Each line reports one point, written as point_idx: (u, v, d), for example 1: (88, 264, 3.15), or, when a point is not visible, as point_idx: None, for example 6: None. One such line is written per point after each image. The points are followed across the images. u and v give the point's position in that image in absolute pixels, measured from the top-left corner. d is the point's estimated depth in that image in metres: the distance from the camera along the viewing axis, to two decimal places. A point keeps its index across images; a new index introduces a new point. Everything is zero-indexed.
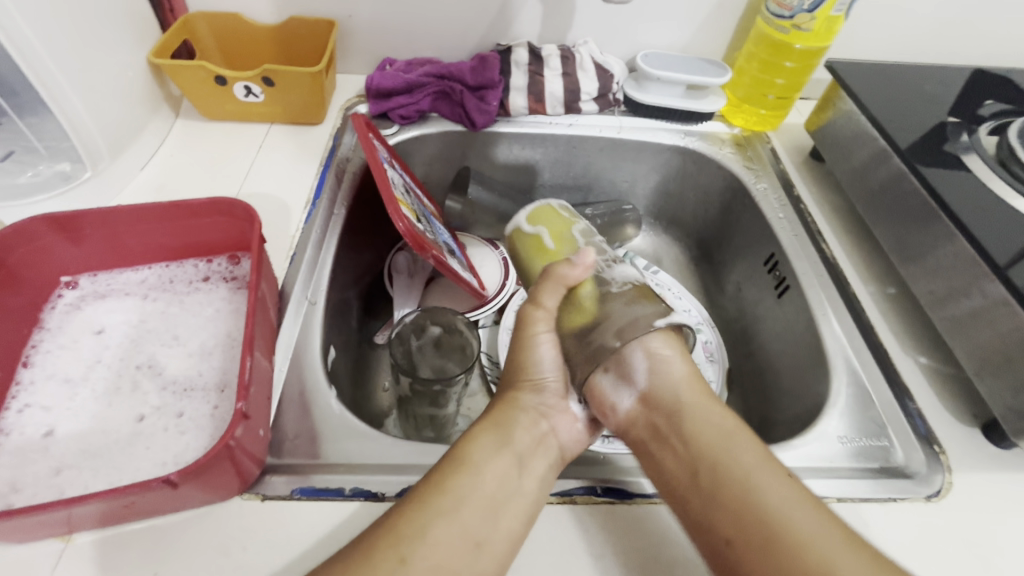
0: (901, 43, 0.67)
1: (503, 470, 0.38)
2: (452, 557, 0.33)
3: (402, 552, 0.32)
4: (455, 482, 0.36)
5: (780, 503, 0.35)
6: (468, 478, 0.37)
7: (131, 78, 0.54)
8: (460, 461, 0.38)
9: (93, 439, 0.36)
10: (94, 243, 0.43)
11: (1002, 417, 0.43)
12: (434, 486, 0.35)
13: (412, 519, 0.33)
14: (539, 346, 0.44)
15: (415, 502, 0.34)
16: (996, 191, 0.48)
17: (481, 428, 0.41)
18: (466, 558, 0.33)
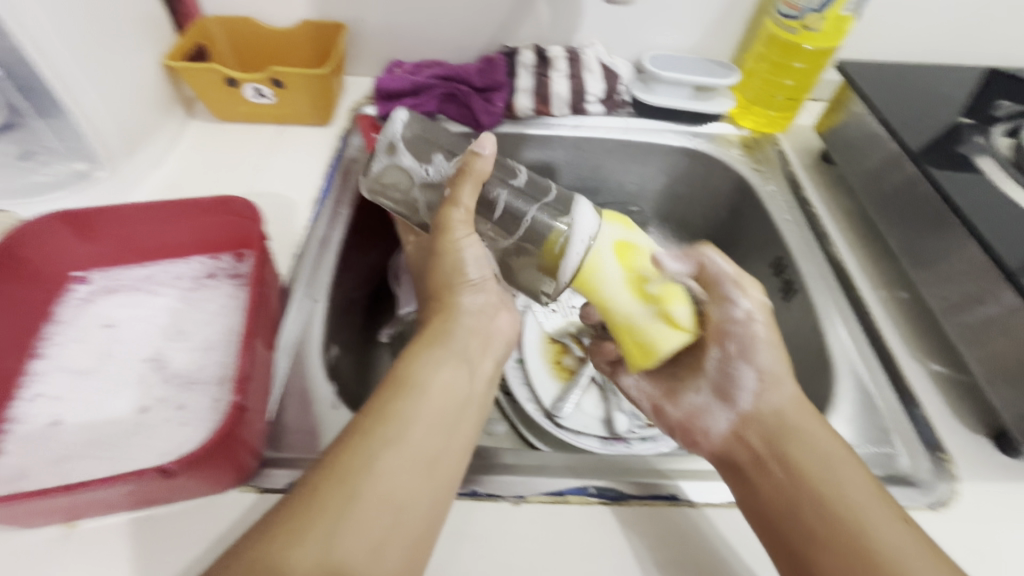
0: (916, 43, 0.66)
1: (445, 388, 0.38)
2: (409, 484, 0.32)
3: (359, 485, 0.31)
4: (401, 406, 0.35)
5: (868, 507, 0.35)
6: (412, 399, 0.36)
7: (146, 79, 0.56)
8: (403, 382, 0.37)
9: (99, 429, 0.37)
10: (105, 239, 0.44)
11: (1013, 425, 0.42)
12: (389, 402, 0.35)
13: (370, 455, 0.32)
14: (467, 250, 0.41)
15: (372, 431, 0.34)
16: (1009, 194, 0.47)
17: (420, 348, 0.40)
18: (421, 486, 0.33)
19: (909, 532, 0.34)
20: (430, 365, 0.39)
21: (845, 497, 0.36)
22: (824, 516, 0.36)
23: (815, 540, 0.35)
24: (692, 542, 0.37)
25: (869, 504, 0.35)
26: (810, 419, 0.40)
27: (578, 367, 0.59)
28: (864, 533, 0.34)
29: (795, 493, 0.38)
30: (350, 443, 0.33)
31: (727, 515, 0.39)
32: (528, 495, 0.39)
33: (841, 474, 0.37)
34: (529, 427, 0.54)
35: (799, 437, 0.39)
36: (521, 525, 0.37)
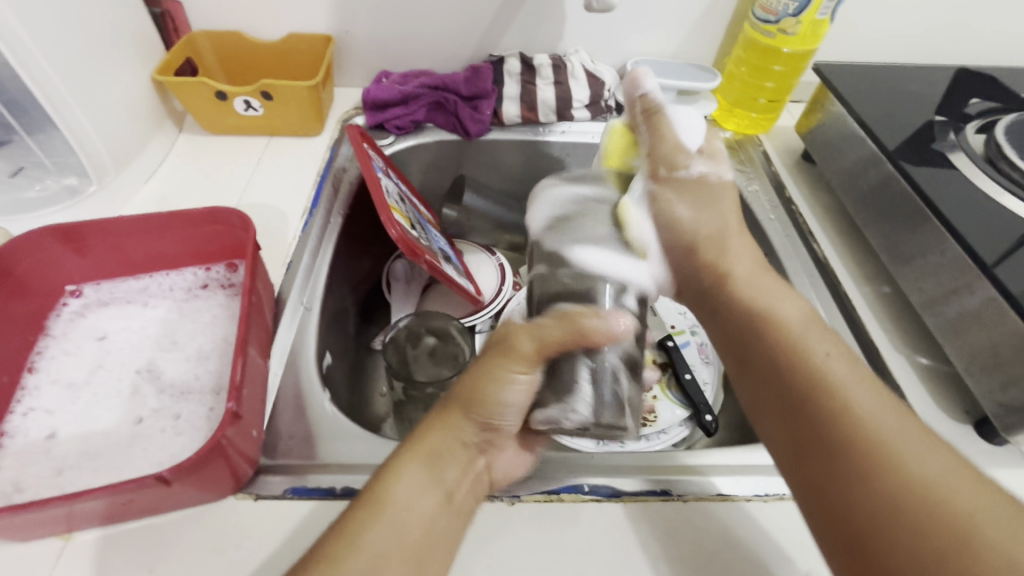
0: (890, 44, 0.68)
1: (461, 436, 0.36)
2: (427, 520, 0.33)
3: (382, 519, 0.32)
4: (373, 530, 0.31)
5: (878, 413, 0.32)
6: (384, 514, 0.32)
7: (136, 94, 0.57)
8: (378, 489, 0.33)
9: (94, 440, 0.37)
10: (97, 252, 0.44)
11: (993, 413, 0.43)
12: (357, 516, 0.32)
13: (395, 472, 0.34)
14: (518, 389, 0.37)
15: (406, 456, 0.35)
16: (982, 189, 0.48)
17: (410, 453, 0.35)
18: (438, 520, 0.34)
19: (878, 395, 0.33)
20: (454, 416, 0.36)
21: (815, 366, 0.36)
22: (783, 388, 0.36)
23: (777, 411, 0.36)
24: (686, 536, 0.37)
25: (844, 375, 0.35)
26: (773, 288, 0.42)
27: None
28: (819, 381, 0.35)
29: (750, 361, 0.39)
30: (390, 473, 0.34)
31: (720, 507, 0.39)
32: (522, 494, 0.39)
33: (798, 341, 0.38)
34: None
35: (769, 320, 0.39)
36: (515, 525, 0.37)
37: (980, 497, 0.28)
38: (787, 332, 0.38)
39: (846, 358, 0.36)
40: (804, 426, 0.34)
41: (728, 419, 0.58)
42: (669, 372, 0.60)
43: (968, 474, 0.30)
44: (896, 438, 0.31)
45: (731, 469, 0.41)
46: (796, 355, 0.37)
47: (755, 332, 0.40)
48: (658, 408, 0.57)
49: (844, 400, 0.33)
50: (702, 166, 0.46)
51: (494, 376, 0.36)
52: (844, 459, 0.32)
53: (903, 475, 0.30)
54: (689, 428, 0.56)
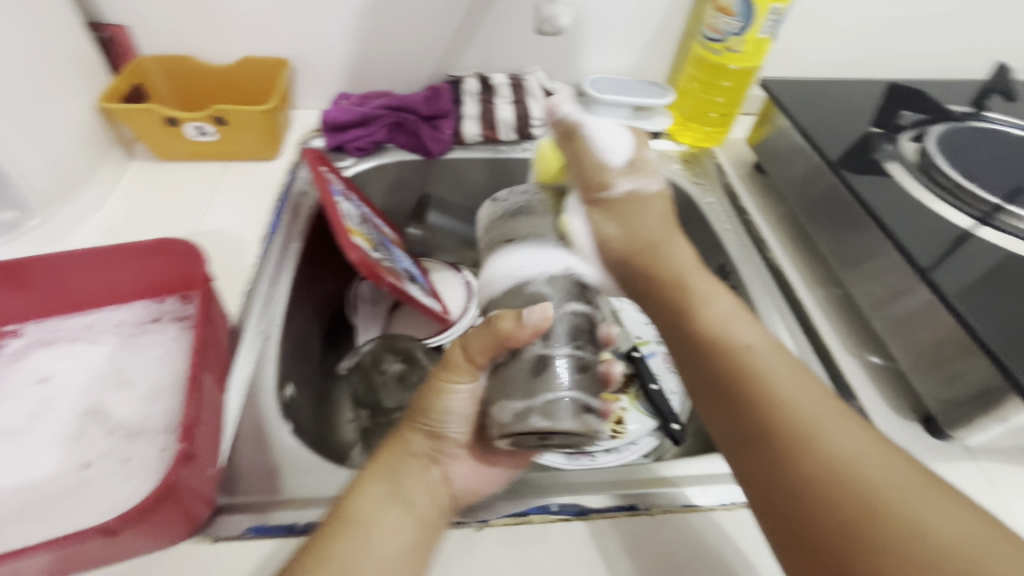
0: (829, 59, 0.71)
1: (409, 455, 0.39)
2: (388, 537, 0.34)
3: (348, 538, 0.33)
4: (345, 549, 0.33)
5: (802, 399, 0.34)
6: (353, 538, 0.33)
7: (80, 123, 0.55)
8: (339, 518, 0.34)
9: (36, 490, 0.35)
10: (38, 290, 0.43)
11: (937, 409, 0.44)
12: (322, 542, 0.33)
13: (355, 498, 0.35)
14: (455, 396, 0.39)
15: (362, 482, 0.36)
16: (916, 196, 0.51)
17: (367, 483, 0.37)
18: (401, 531, 0.35)
19: (809, 384, 0.35)
20: (402, 436, 0.39)
21: (747, 361, 0.36)
22: (719, 384, 0.37)
23: (713, 401, 0.37)
24: (654, 549, 0.38)
25: (776, 367, 0.36)
26: (704, 285, 0.42)
27: None
28: (746, 370, 0.36)
29: (686, 356, 0.40)
30: (353, 494, 0.36)
31: (686, 519, 0.39)
32: (490, 518, 0.39)
33: (727, 337, 0.38)
34: None
35: (695, 311, 0.40)
36: (485, 550, 0.37)
37: (899, 472, 0.30)
38: (711, 322, 0.39)
39: (775, 355, 0.36)
40: (736, 417, 0.35)
41: (695, 427, 0.59)
42: (636, 382, 0.61)
43: (884, 453, 0.31)
44: (821, 420, 0.33)
45: (696, 479, 0.42)
46: (729, 353, 0.37)
47: (687, 329, 0.40)
48: (627, 419, 0.57)
49: (774, 392, 0.34)
50: (627, 188, 0.46)
51: (434, 389, 0.39)
52: (776, 442, 0.33)
53: (823, 458, 0.31)
54: (659, 438, 0.57)
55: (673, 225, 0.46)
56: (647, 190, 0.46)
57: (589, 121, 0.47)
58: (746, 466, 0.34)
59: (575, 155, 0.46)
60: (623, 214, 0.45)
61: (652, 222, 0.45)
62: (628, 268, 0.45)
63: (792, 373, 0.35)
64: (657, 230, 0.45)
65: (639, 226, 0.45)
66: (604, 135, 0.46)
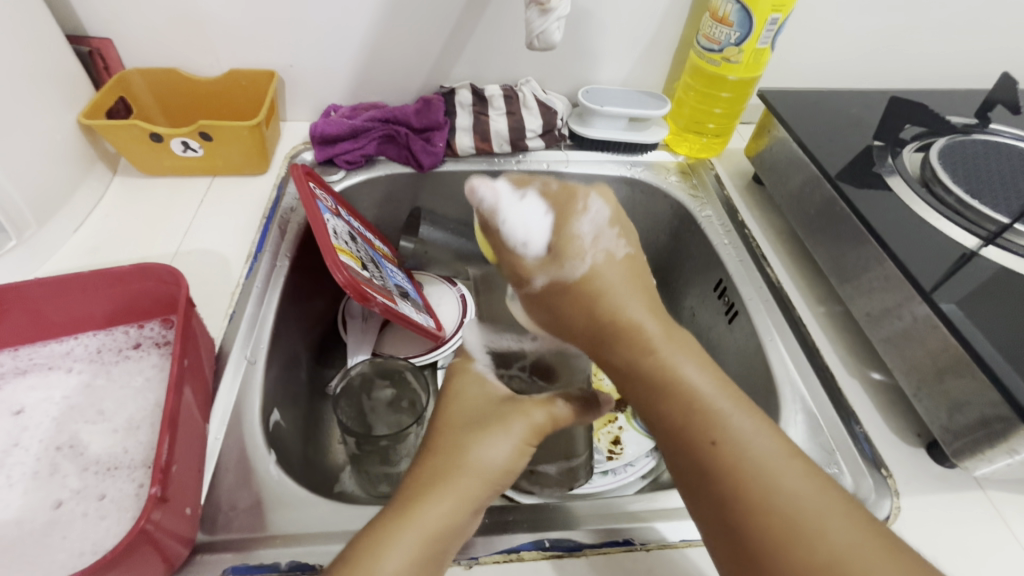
0: (829, 68, 0.70)
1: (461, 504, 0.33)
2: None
3: None
4: None
5: (786, 486, 0.31)
6: None
7: (61, 140, 0.53)
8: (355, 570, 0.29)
9: (5, 532, 0.34)
10: (12, 317, 0.41)
11: (940, 437, 0.43)
12: None
13: (387, 542, 0.30)
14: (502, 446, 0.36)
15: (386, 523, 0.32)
16: (919, 213, 0.50)
17: (394, 525, 0.31)
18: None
19: (791, 464, 0.32)
20: (444, 473, 0.34)
21: (721, 437, 0.33)
22: (695, 465, 0.33)
23: (689, 487, 0.33)
24: None
25: (758, 446, 0.32)
26: (676, 350, 0.37)
27: None
28: (725, 462, 0.32)
29: (663, 434, 0.35)
30: (381, 540, 0.31)
31: (683, 554, 0.38)
32: (481, 555, 0.37)
33: (707, 412, 0.34)
34: None
35: (671, 383, 0.35)
36: None
37: (898, 571, 0.28)
38: (686, 395, 0.35)
39: (753, 429, 0.33)
40: (710, 505, 0.32)
41: None
42: None
43: (879, 546, 0.29)
44: (815, 512, 0.30)
45: None
46: (701, 433, 0.33)
47: (664, 403, 0.35)
48: (624, 440, 0.56)
49: (762, 480, 0.31)
50: (547, 278, 0.43)
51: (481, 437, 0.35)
52: (768, 538, 0.30)
53: (812, 560, 0.28)
54: (656, 458, 0.56)
55: (636, 283, 0.42)
56: (573, 276, 0.41)
57: (504, 207, 0.44)
58: (726, 552, 0.31)
59: (494, 244, 0.45)
60: (557, 301, 0.42)
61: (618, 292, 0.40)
62: (593, 330, 0.40)
63: (779, 458, 0.32)
64: (617, 279, 0.41)
65: (574, 313, 0.41)
66: (519, 219, 0.44)
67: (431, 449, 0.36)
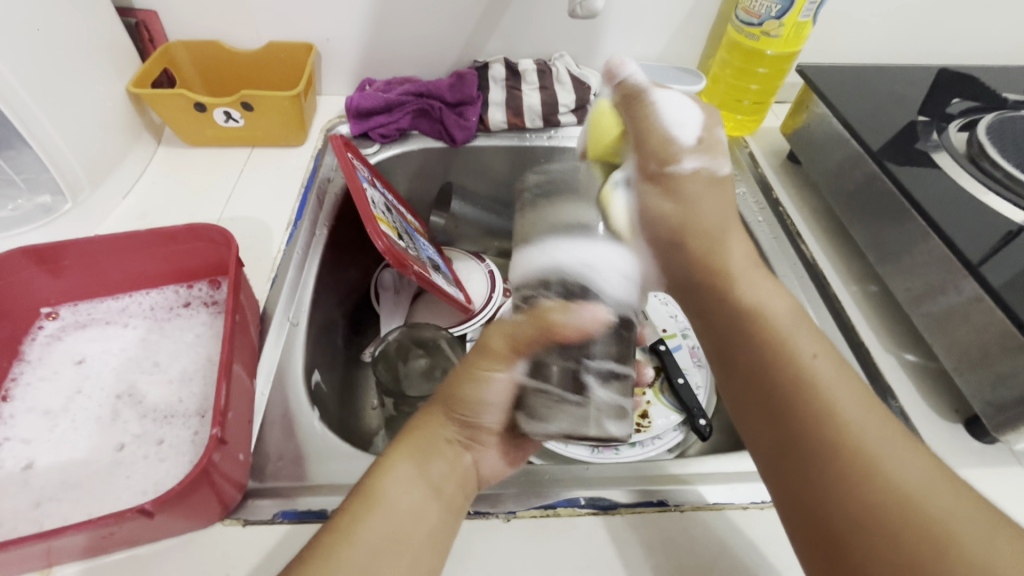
0: (871, 43, 0.68)
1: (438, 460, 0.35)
2: (405, 532, 0.32)
3: (377, 512, 0.32)
4: (366, 529, 0.31)
5: (861, 412, 0.30)
6: (374, 515, 0.32)
7: (111, 107, 0.55)
8: (364, 495, 0.32)
9: (73, 470, 0.36)
10: (73, 273, 0.43)
11: (982, 412, 0.43)
12: (342, 522, 0.31)
13: (398, 467, 0.34)
14: (495, 381, 0.36)
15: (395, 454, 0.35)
16: (966, 188, 0.49)
17: (395, 454, 0.35)
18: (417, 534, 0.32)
19: (861, 399, 0.31)
20: (437, 411, 0.37)
21: (797, 366, 0.32)
22: (771, 394, 0.33)
23: (758, 412, 0.33)
24: (684, 546, 0.37)
25: (834, 379, 0.31)
26: (760, 279, 0.38)
27: None
28: (806, 376, 0.32)
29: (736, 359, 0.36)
30: (381, 470, 0.34)
31: (716, 516, 0.39)
32: (518, 510, 0.38)
33: (785, 341, 0.34)
34: None
35: (753, 306, 0.36)
36: (514, 540, 0.37)
37: (959, 502, 0.27)
38: (768, 319, 0.35)
39: (830, 347, 0.34)
40: (784, 427, 0.32)
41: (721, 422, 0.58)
42: (661, 376, 0.60)
43: (947, 482, 0.27)
44: (880, 441, 0.29)
45: (724, 476, 0.41)
46: (783, 360, 0.33)
47: (743, 332, 0.36)
48: (652, 414, 0.56)
49: (832, 416, 0.30)
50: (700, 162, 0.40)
51: (471, 375, 0.36)
52: (835, 465, 0.29)
53: (889, 488, 0.27)
54: (683, 433, 0.56)
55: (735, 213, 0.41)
56: (721, 174, 0.40)
57: (658, 89, 0.41)
58: (789, 490, 0.31)
59: (634, 121, 0.41)
60: (682, 194, 0.40)
61: (713, 207, 0.40)
62: (681, 255, 0.40)
63: (856, 397, 0.31)
64: (717, 215, 0.39)
65: (699, 207, 0.39)
66: (672, 107, 0.40)
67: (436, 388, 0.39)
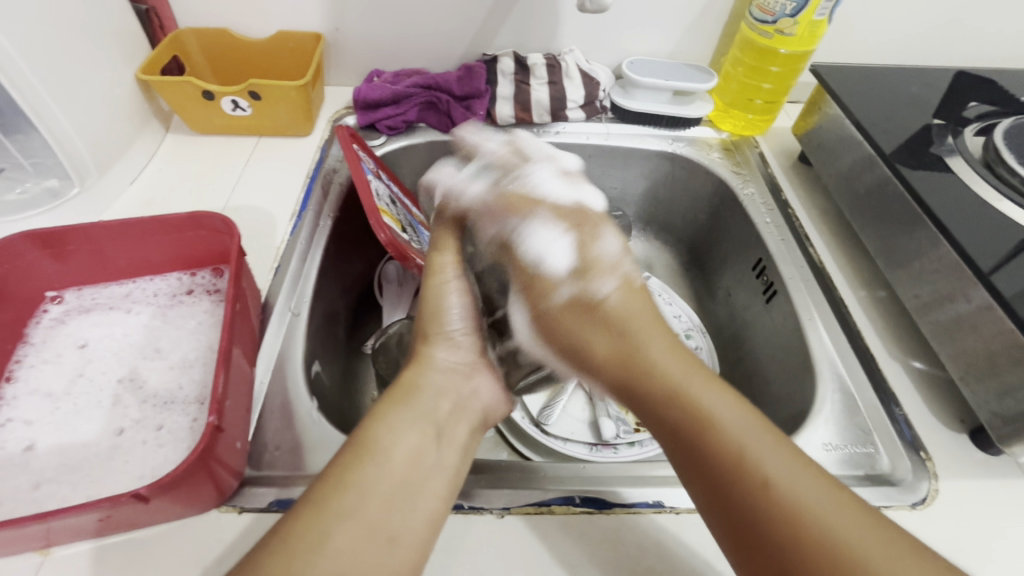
0: (888, 44, 0.67)
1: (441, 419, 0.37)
2: (413, 477, 0.33)
3: (374, 456, 0.33)
4: (360, 474, 0.31)
5: (763, 450, 0.32)
6: (373, 465, 0.32)
7: (119, 92, 0.55)
8: (357, 445, 0.33)
9: (73, 452, 0.36)
10: (78, 257, 0.43)
11: (987, 422, 0.42)
12: (338, 465, 0.32)
13: (409, 416, 0.36)
14: (454, 290, 0.44)
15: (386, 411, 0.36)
16: (980, 194, 0.48)
17: (387, 405, 0.37)
18: (423, 482, 0.33)
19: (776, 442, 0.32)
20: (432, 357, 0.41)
21: (710, 426, 0.33)
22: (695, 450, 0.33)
23: (679, 457, 0.34)
24: (678, 548, 0.37)
25: (736, 422, 0.33)
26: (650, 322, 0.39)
27: None
28: (711, 427, 0.33)
29: (646, 408, 0.36)
30: (373, 422, 0.35)
31: None
32: (512, 506, 0.38)
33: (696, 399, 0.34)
34: (517, 435, 0.54)
35: (649, 356, 0.37)
36: (508, 537, 0.37)
37: (857, 518, 0.29)
38: (665, 366, 0.36)
39: (721, 394, 0.35)
40: (701, 471, 0.33)
41: None
42: None
43: (839, 497, 0.30)
44: (788, 478, 0.31)
45: None
46: (688, 409, 0.34)
47: (654, 389, 0.36)
48: None
49: (755, 469, 0.31)
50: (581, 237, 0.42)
51: (433, 288, 0.44)
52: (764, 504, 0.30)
53: (797, 516, 0.29)
54: None
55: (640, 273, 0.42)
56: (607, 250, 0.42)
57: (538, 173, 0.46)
58: (727, 526, 0.32)
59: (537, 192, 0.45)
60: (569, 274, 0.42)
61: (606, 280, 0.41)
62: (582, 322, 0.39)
63: (753, 430, 0.33)
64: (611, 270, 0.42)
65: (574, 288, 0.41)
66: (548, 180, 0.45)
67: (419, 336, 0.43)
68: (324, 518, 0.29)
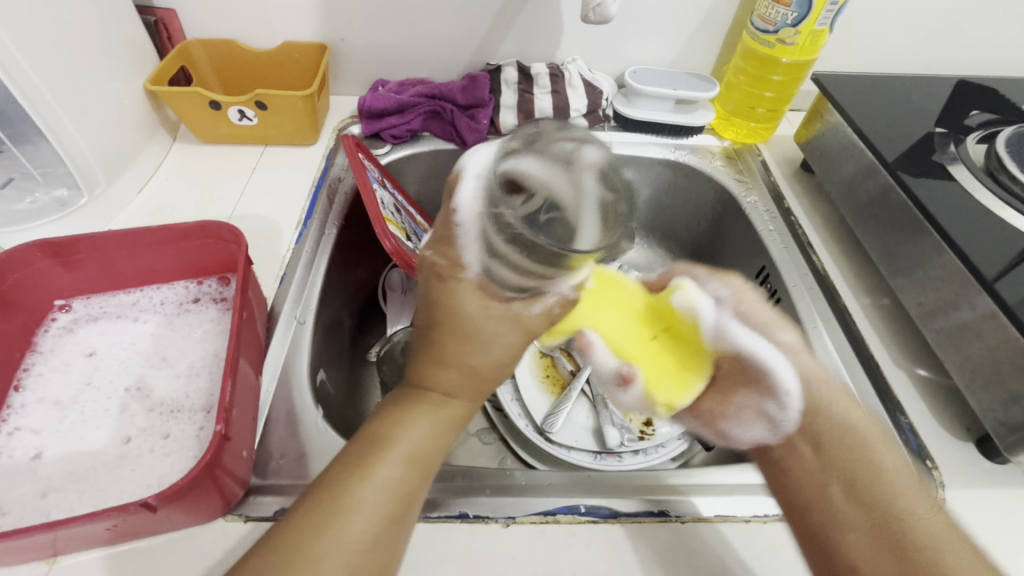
0: (889, 52, 0.67)
1: (441, 415, 0.33)
2: (405, 484, 0.31)
3: (376, 466, 0.31)
4: (362, 488, 0.30)
5: (923, 516, 0.34)
6: (366, 479, 0.30)
7: (128, 103, 0.56)
8: (364, 446, 0.32)
9: (80, 461, 0.36)
10: (86, 266, 0.44)
11: (993, 430, 0.42)
12: (347, 466, 0.30)
13: (403, 416, 0.33)
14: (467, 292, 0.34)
15: (381, 414, 0.33)
16: (983, 203, 0.48)
17: (399, 405, 0.33)
18: (413, 487, 0.31)
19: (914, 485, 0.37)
20: (444, 343, 0.34)
21: (863, 469, 0.37)
22: (851, 491, 0.37)
23: (839, 513, 0.36)
24: (683, 558, 0.37)
25: (908, 491, 0.36)
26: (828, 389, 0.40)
27: (569, 380, 0.58)
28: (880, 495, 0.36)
29: (826, 463, 0.38)
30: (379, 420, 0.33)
31: (717, 529, 0.38)
32: (517, 515, 0.38)
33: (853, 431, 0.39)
34: (520, 442, 0.55)
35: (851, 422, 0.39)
36: (513, 547, 0.37)
37: None
38: (855, 433, 0.39)
39: (888, 463, 0.37)
40: (870, 527, 0.35)
41: None
42: None
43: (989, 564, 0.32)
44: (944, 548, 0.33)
45: (728, 488, 0.41)
46: (864, 473, 0.37)
47: (825, 435, 0.39)
48: (657, 422, 0.55)
49: (896, 510, 0.35)
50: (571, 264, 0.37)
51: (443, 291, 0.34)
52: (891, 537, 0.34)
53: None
54: (688, 442, 0.54)
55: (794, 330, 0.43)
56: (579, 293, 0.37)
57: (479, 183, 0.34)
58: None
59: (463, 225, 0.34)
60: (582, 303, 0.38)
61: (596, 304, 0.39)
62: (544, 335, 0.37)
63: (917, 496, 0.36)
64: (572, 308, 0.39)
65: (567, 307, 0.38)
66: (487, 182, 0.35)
67: (427, 324, 0.35)
68: (328, 535, 0.28)
